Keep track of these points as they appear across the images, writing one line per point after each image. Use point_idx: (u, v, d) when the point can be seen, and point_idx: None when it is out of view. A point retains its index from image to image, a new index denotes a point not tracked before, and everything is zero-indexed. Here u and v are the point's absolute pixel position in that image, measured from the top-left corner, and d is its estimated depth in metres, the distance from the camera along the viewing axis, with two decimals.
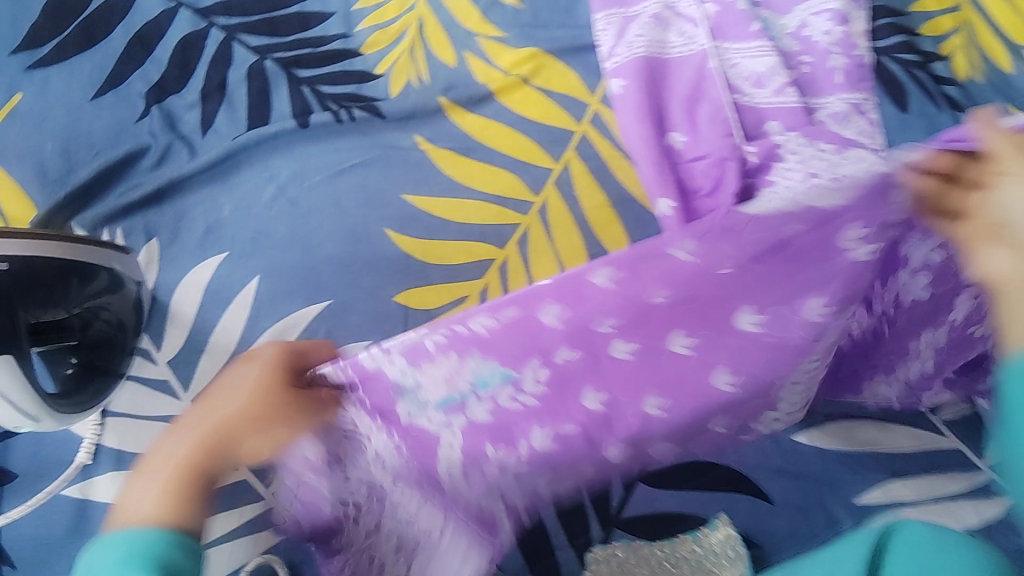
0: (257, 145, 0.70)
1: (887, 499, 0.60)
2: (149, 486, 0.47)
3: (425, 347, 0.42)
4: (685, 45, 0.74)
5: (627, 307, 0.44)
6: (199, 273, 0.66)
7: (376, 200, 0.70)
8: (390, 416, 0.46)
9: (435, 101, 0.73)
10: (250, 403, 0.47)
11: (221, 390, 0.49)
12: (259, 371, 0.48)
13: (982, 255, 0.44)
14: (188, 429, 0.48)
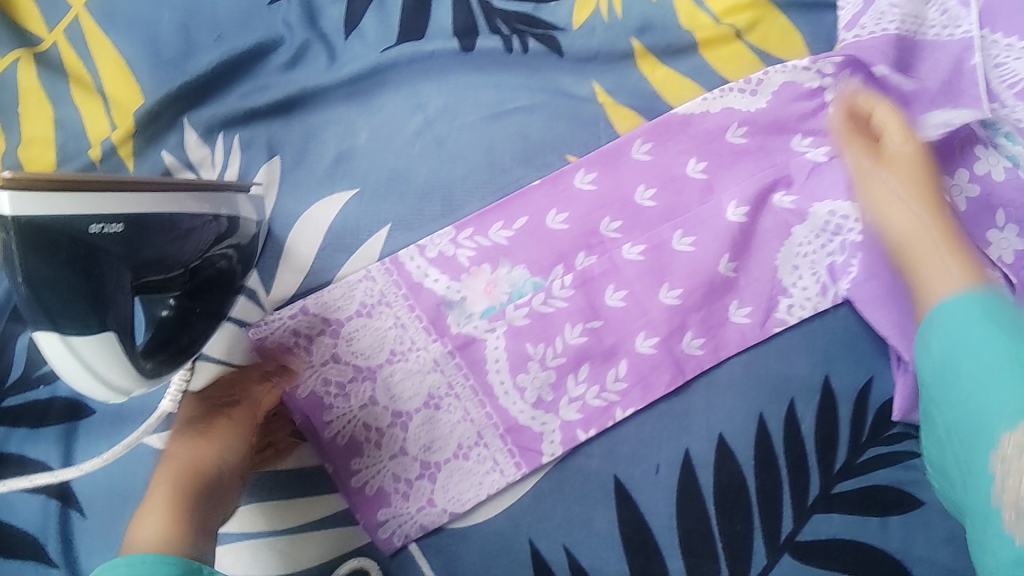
0: (408, 63, 0.58)
1: None
2: (159, 510, 0.45)
3: (458, 260, 0.56)
4: (944, 27, 0.59)
5: (640, 214, 0.58)
6: (323, 209, 0.56)
7: (536, 155, 0.58)
8: (439, 326, 0.55)
9: (626, 44, 0.59)
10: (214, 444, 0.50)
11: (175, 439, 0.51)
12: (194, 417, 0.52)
13: (889, 213, 0.54)
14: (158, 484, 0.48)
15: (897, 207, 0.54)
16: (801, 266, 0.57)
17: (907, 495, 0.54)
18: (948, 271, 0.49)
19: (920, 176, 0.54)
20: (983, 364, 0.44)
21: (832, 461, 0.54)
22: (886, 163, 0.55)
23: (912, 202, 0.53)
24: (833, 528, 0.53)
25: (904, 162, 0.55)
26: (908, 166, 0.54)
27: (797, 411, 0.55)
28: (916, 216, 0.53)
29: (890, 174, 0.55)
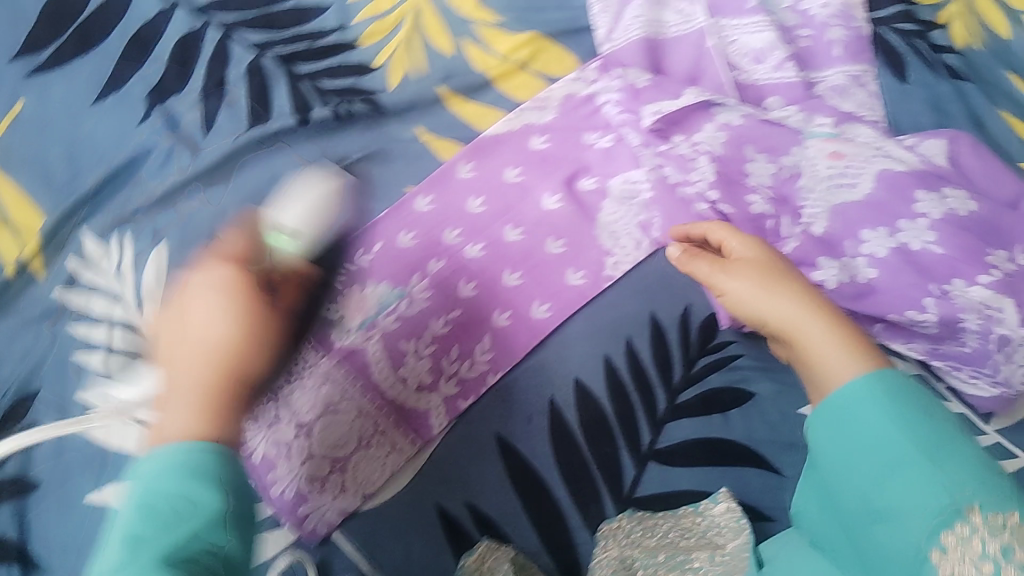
0: (259, 143, 0.70)
1: None
2: (170, 412, 0.48)
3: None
4: (683, 24, 0.74)
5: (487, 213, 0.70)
6: None
7: (379, 191, 0.70)
8: (324, 342, 0.64)
9: (434, 91, 0.73)
10: (232, 322, 0.51)
11: (191, 312, 0.53)
12: (223, 280, 0.52)
13: (736, 287, 0.55)
14: (181, 350, 0.51)
15: (771, 298, 0.52)
16: (619, 231, 0.69)
17: (740, 390, 0.64)
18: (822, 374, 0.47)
19: (774, 279, 0.53)
20: (883, 449, 0.44)
21: (672, 376, 0.65)
22: (722, 278, 0.55)
23: (766, 302, 0.52)
24: (685, 432, 0.63)
25: (751, 283, 0.53)
26: (755, 287, 0.53)
27: (635, 345, 0.66)
28: (810, 298, 0.51)
29: (726, 282, 0.55)
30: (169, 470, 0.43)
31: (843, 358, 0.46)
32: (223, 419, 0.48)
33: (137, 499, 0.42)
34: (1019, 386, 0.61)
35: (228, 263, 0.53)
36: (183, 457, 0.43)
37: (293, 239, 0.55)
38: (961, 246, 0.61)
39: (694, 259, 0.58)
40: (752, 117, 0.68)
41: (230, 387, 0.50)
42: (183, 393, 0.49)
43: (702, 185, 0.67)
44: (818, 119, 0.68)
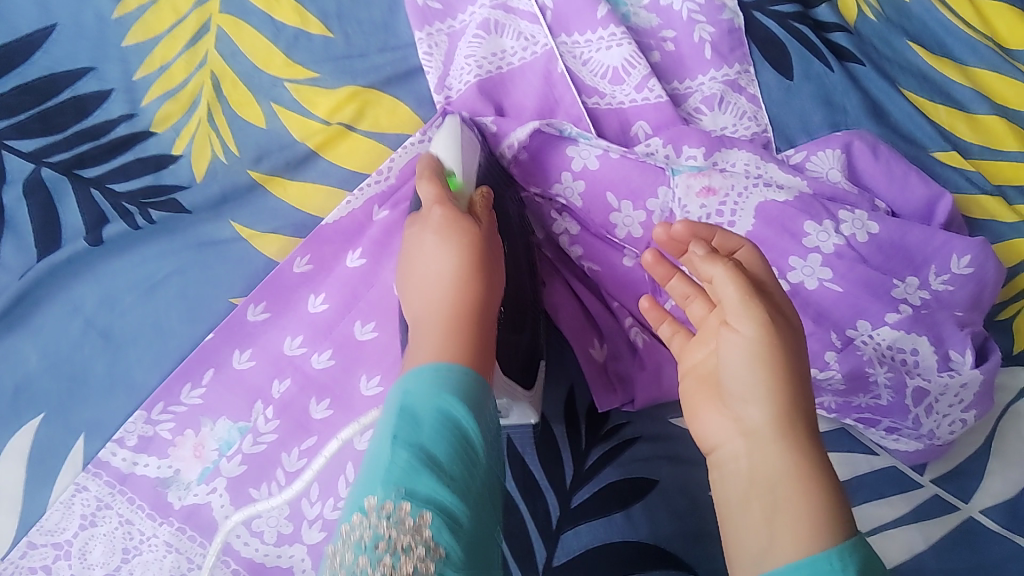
0: (50, 277, 0.60)
1: (896, 548, 0.54)
2: (416, 341, 0.47)
3: (160, 437, 0.57)
4: (525, 48, 0.63)
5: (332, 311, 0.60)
6: (17, 445, 0.57)
7: (199, 308, 0.60)
8: (161, 509, 0.56)
9: (247, 176, 0.63)
10: (460, 251, 0.50)
11: (419, 259, 0.51)
12: (436, 238, 0.51)
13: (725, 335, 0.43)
14: (410, 290, 0.50)
15: (750, 374, 0.41)
16: None
17: (641, 479, 0.56)
18: (776, 525, 0.38)
19: (789, 360, 0.41)
20: None
21: (562, 477, 0.57)
22: (735, 318, 0.43)
23: (764, 388, 0.40)
24: (583, 540, 0.55)
25: (769, 346, 0.41)
26: (768, 352, 0.41)
27: (517, 445, 0.57)
28: (804, 411, 0.41)
29: (736, 325, 0.43)
30: (434, 380, 0.42)
31: (803, 523, 0.37)
32: (465, 344, 0.45)
33: (401, 404, 0.41)
34: (946, 435, 0.54)
35: (436, 206, 0.52)
36: (447, 376, 0.42)
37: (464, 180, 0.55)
38: (862, 280, 0.54)
39: (715, 271, 0.44)
40: (610, 155, 0.58)
41: (473, 303, 0.48)
42: (433, 319, 0.47)
43: (563, 237, 0.60)
44: (687, 150, 0.59)
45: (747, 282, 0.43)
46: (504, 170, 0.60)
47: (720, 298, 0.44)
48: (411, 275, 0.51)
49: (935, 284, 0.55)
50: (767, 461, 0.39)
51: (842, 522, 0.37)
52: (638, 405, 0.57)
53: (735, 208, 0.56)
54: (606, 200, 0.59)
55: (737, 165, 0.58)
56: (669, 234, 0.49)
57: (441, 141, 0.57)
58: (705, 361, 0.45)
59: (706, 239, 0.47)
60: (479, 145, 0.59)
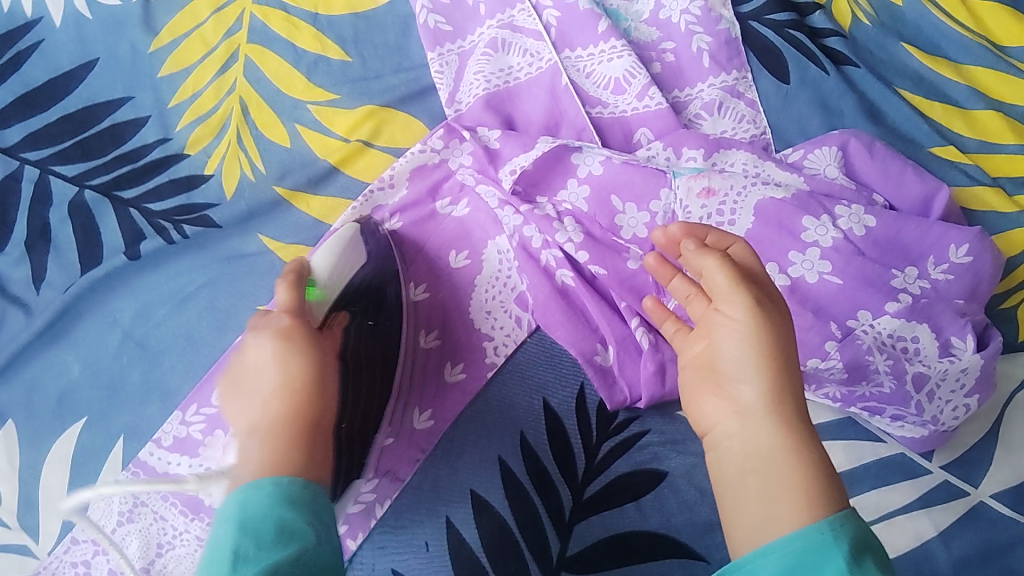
0: (92, 290, 0.65)
1: (904, 534, 0.55)
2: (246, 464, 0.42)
3: (191, 438, 0.60)
4: (530, 64, 0.67)
5: None
6: (62, 448, 0.61)
7: (227, 318, 0.64)
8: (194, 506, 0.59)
9: (272, 192, 0.67)
10: (302, 360, 0.47)
11: (250, 363, 0.47)
12: (271, 345, 0.47)
13: (717, 324, 0.47)
14: (238, 403, 0.46)
15: (744, 358, 0.44)
16: (494, 309, 0.63)
17: (651, 472, 0.58)
18: (771, 499, 0.41)
19: (779, 343, 0.45)
20: None
21: (575, 472, 0.58)
22: (727, 305, 0.47)
23: (757, 370, 0.44)
24: (597, 530, 0.56)
25: (760, 330, 0.45)
26: (761, 334, 0.45)
27: (530, 440, 0.59)
28: (794, 391, 0.44)
29: (728, 311, 0.46)
30: (272, 492, 0.40)
31: (796, 497, 0.40)
32: (305, 453, 0.43)
33: (238, 520, 0.39)
34: (950, 421, 0.55)
35: (280, 316, 0.49)
36: (287, 484, 0.41)
37: (328, 287, 0.55)
38: (859, 274, 0.56)
39: (706, 262, 0.48)
40: (612, 162, 0.61)
41: (309, 420, 0.45)
42: (258, 430, 0.44)
43: (567, 247, 0.61)
44: (687, 152, 0.61)
45: (737, 272, 0.47)
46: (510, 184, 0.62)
47: (711, 288, 0.48)
48: (236, 386, 0.47)
49: (934, 274, 0.56)
50: (760, 438, 0.43)
51: (832, 493, 0.40)
52: (646, 404, 0.58)
53: (733, 205, 0.59)
54: (612, 203, 0.61)
55: (735, 165, 0.61)
56: (668, 236, 0.53)
57: (325, 250, 0.57)
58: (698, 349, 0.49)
59: (700, 235, 0.51)
60: (367, 251, 0.59)
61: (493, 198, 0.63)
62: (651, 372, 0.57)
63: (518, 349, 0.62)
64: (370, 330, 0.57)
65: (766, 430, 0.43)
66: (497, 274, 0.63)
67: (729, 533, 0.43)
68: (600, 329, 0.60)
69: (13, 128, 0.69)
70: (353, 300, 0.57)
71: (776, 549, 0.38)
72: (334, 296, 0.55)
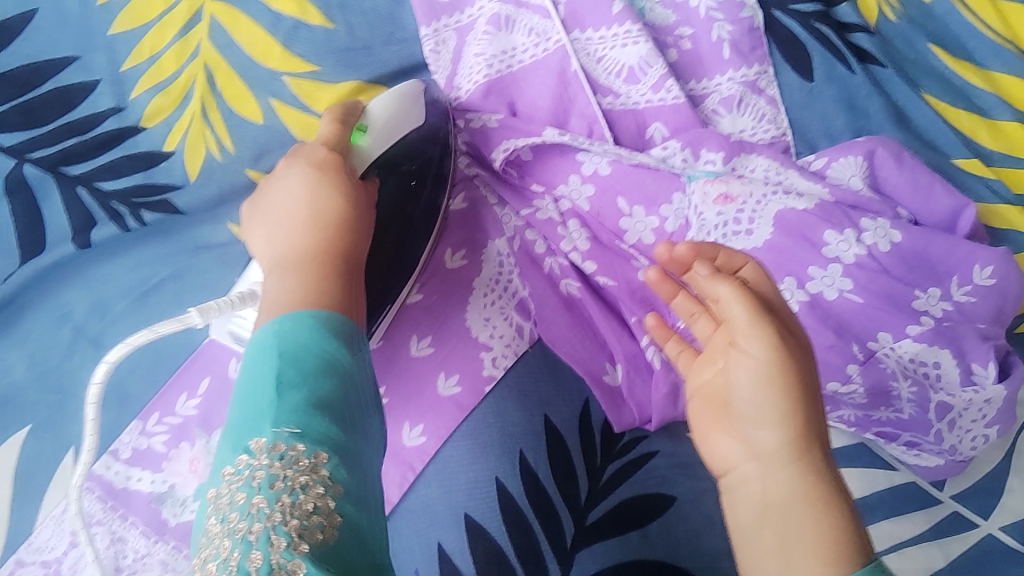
0: (38, 281, 0.57)
1: (917, 566, 0.52)
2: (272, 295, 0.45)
3: (154, 450, 0.55)
4: (537, 44, 0.60)
5: None
6: (3, 457, 0.54)
7: (195, 314, 0.57)
8: (156, 526, 0.53)
9: (244, 176, 0.60)
10: (335, 196, 0.49)
11: (282, 194, 0.50)
12: (304, 176, 0.49)
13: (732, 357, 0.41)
14: (275, 227, 0.48)
15: (761, 398, 0.39)
16: (494, 316, 0.58)
17: (657, 497, 0.55)
18: (791, 552, 0.36)
19: (801, 383, 0.39)
20: None
21: (577, 496, 0.55)
22: (744, 338, 0.40)
23: (777, 414, 0.38)
24: (600, 560, 0.53)
25: (784, 370, 0.39)
26: (782, 373, 0.39)
27: (529, 460, 0.55)
28: (817, 432, 0.39)
29: (745, 345, 0.40)
30: (309, 325, 0.41)
31: (819, 554, 0.35)
32: (325, 282, 0.45)
33: (277, 348, 0.40)
34: (968, 451, 0.53)
35: (319, 151, 0.51)
36: (322, 320, 0.42)
37: (376, 136, 0.53)
38: (882, 291, 0.52)
39: (720, 288, 0.42)
40: (622, 162, 0.56)
41: (340, 262, 0.47)
42: (286, 262, 0.46)
43: (573, 257, 0.56)
44: (705, 155, 0.57)
45: (756, 301, 0.41)
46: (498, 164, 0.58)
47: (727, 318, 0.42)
48: (273, 208, 0.50)
49: (957, 295, 0.53)
50: (780, 487, 0.38)
51: (862, 545, 0.36)
52: (656, 427, 0.54)
53: (752, 215, 0.55)
54: (618, 206, 0.56)
55: (758, 170, 0.57)
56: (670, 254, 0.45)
57: (382, 96, 0.55)
58: (711, 382, 0.43)
59: (709, 254, 0.45)
60: (427, 112, 0.57)
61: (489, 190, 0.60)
62: (663, 396, 0.53)
63: (519, 362, 0.57)
64: (408, 189, 0.56)
65: (786, 475, 0.38)
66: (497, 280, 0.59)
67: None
68: (608, 345, 0.55)
69: None
70: (398, 156, 0.55)
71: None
72: (382, 147, 0.53)
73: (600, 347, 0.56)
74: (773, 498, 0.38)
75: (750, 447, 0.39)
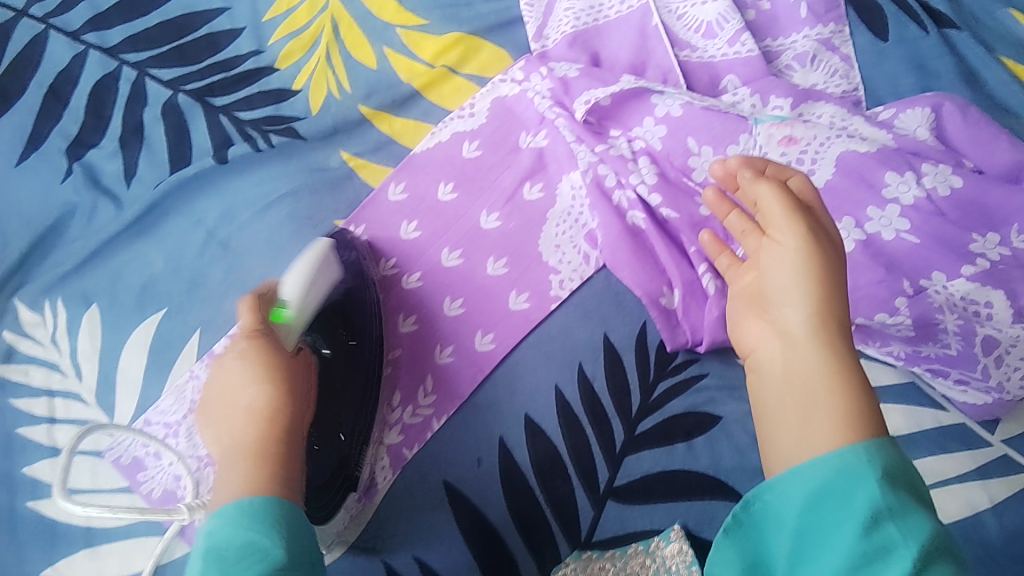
0: (180, 189, 0.67)
1: (957, 502, 0.54)
2: (227, 480, 0.47)
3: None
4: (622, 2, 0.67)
5: (424, 238, 0.65)
6: (141, 334, 0.64)
7: (307, 227, 0.66)
8: None
9: (356, 111, 0.68)
10: (265, 388, 0.51)
11: (222, 384, 0.52)
12: (238, 365, 0.52)
13: (769, 256, 0.47)
14: (218, 413, 0.51)
15: (793, 284, 0.45)
16: (564, 244, 0.63)
17: (706, 415, 0.59)
18: (810, 421, 0.41)
19: (828, 269, 0.45)
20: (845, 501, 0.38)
21: (629, 407, 0.60)
22: (780, 232, 0.47)
23: (804, 296, 0.44)
24: (645, 466, 0.58)
25: (813, 258, 0.45)
26: (811, 261, 0.45)
27: (587, 372, 0.61)
28: (841, 316, 0.44)
29: (780, 238, 0.47)
30: (235, 515, 0.44)
31: (836, 420, 0.41)
32: (272, 465, 0.47)
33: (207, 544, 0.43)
34: (1017, 390, 0.54)
35: (244, 338, 0.54)
36: (249, 506, 0.45)
37: (294, 315, 0.55)
38: (936, 233, 0.54)
39: (761, 193, 0.48)
40: (693, 106, 0.61)
41: (282, 442, 0.49)
42: (228, 454, 0.49)
43: (640, 189, 0.60)
44: (774, 100, 0.61)
45: (792, 203, 0.47)
46: (580, 116, 0.63)
47: (766, 217, 0.48)
48: (213, 399, 0.53)
49: (1017, 241, 0.54)
50: (803, 361, 0.43)
51: (871, 416, 0.40)
52: (706, 348, 0.58)
53: (816, 156, 0.58)
54: (687, 144, 0.60)
55: (823, 118, 0.60)
56: (726, 167, 0.52)
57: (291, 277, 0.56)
58: (752, 280, 0.49)
59: (759, 167, 0.51)
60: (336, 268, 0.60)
61: (565, 128, 0.63)
62: (716, 319, 0.57)
63: (585, 287, 0.62)
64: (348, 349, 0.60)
65: (809, 351, 0.43)
66: (570, 211, 0.64)
67: (766, 457, 0.44)
68: (667, 272, 0.59)
69: (114, 30, 0.73)
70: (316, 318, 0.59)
71: (807, 470, 0.40)
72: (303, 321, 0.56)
73: (660, 274, 0.59)
74: (794, 372, 0.43)
75: (779, 327, 0.45)
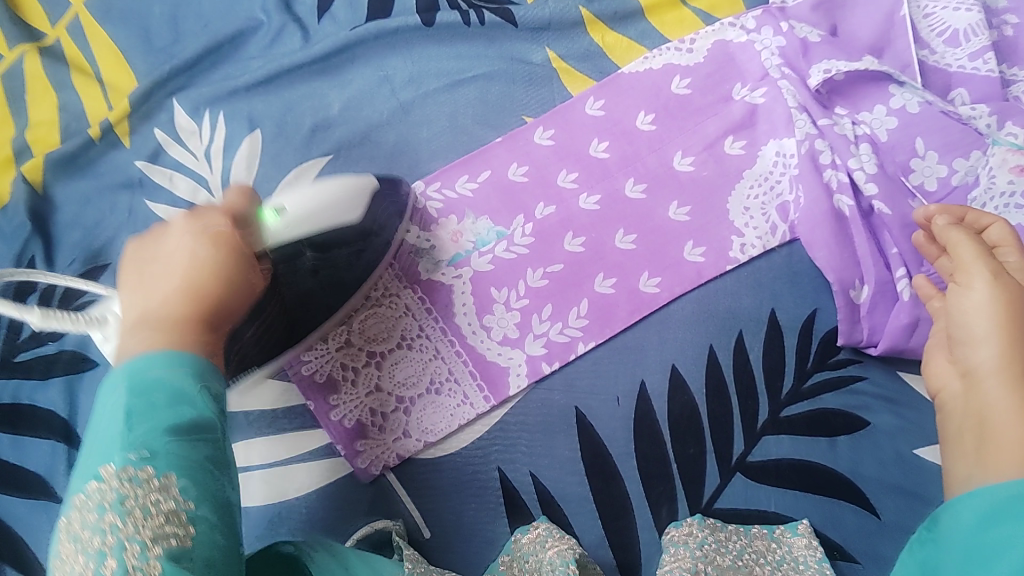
0: (375, 39, 0.64)
1: None
2: (131, 338, 0.45)
3: (427, 213, 0.61)
4: None
5: (613, 160, 0.62)
6: (302, 171, 0.62)
7: (494, 115, 0.64)
8: (410, 274, 0.61)
9: (577, 13, 0.65)
10: (215, 270, 0.48)
11: (167, 241, 0.50)
12: (193, 243, 0.49)
13: (958, 299, 0.52)
14: (155, 273, 0.48)
15: (976, 324, 0.50)
16: (753, 209, 0.60)
17: (854, 418, 0.57)
18: (988, 452, 0.46)
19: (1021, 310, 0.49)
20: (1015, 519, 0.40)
21: (779, 389, 0.58)
22: (970, 277, 0.51)
23: (992, 337, 0.49)
24: (781, 451, 0.57)
25: (999, 296, 0.49)
26: (1002, 299, 0.49)
27: (745, 342, 0.59)
28: None
29: (968, 283, 0.51)
30: (165, 360, 0.42)
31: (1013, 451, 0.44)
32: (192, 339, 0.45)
33: (128, 384, 0.41)
34: None
35: (220, 219, 0.50)
36: (177, 363, 0.42)
37: (288, 223, 0.52)
38: None
39: (952, 235, 0.53)
40: (932, 106, 0.59)
41: (209, 327, 0.47)
42: (149, 321, 0.45)
43: (856, 175, 0.58)
44: (1009, 127, 0.59)
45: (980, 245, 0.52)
46: (812, 86, 0.60)
47: (960, 261, 0.53)
48: (152, 243, 0.50)
49: None
50: (988, 397, 0.48)
51: None
52: (880, 352, 0.57)
53: None
54: (911, 144, 0.59)
55: None
56: (922, 215, 0.56)
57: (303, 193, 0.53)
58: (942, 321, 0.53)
59: (959, 214, 0.55)
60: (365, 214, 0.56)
61: (790, 91, 0.61)
62: (901, 325, 0.56)
63: (762, 257, 0.60)
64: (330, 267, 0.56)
65: (993, 389, 0.47)
66: (769, 178, 0.61)
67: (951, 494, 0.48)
68: (862, 266, 0.57)
69: None
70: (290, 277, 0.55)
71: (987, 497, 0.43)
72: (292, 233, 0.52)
73: (854, 266, 0.57)
74: (978, 411, 0.48)
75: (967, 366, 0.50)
